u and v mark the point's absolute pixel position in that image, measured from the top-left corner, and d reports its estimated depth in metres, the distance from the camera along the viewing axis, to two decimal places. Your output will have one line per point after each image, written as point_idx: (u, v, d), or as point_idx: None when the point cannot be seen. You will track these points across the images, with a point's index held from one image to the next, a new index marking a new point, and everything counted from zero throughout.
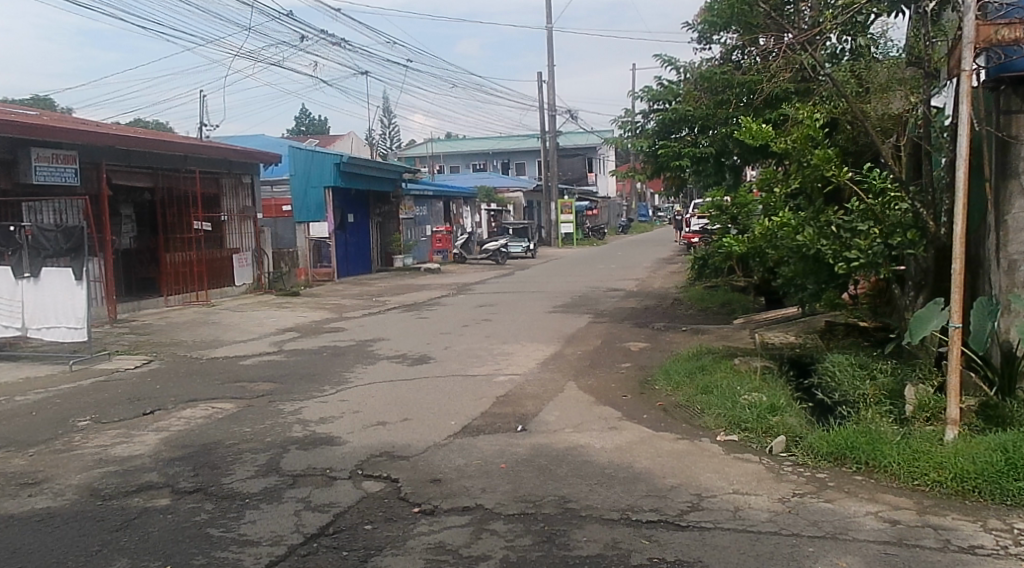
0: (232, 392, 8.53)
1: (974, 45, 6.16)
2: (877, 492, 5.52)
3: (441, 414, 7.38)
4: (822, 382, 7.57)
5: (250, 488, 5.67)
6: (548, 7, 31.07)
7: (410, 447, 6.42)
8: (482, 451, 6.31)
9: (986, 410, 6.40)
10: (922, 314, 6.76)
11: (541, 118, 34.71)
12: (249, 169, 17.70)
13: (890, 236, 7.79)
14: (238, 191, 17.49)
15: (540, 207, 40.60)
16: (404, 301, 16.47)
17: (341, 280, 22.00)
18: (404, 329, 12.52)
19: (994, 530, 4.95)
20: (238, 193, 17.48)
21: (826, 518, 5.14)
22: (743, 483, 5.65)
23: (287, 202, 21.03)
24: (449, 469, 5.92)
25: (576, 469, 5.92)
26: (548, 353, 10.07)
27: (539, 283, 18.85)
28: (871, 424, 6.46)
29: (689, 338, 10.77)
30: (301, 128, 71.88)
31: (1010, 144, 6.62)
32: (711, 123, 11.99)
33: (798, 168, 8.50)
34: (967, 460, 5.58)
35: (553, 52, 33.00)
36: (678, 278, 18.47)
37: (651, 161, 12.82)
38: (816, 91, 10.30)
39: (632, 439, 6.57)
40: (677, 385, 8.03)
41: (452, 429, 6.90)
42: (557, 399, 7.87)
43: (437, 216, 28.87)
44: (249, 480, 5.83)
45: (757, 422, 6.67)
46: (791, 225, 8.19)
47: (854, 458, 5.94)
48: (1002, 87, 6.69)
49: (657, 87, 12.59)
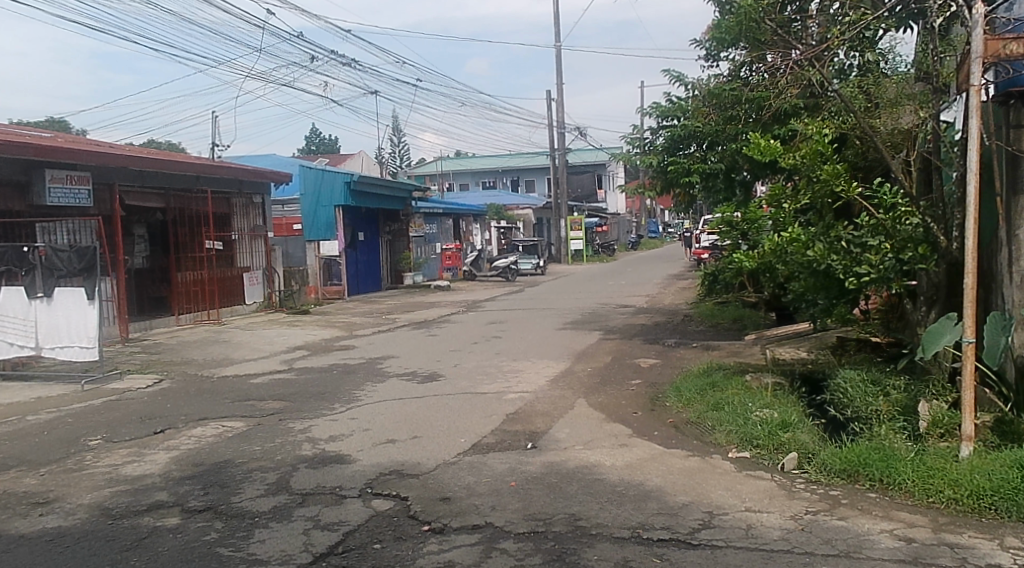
0: (243, 410, 8.54)
1: (982, 60, 6.13)
2: (891, 509, 5.47)
3: (451, 431, 7.37)
4: (834, 399, 7.52)
5: (260, 506, 5.67)
6: (557, 25, 31.23)
7: (420, 465, 6.41)
8: (493, 469, 6.29)
9: (1000, 426, 6.36)
10: (934, 329, 6.71)
11: (550, 135, 34.82)
12: (259, 189, 17.79)
13: (900, 251, 7.82)
14: (249, 211, 17.59)
15: (549, 224, 40.64)
16: (415, 318, 16.48)
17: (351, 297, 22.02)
18: (415, 346, 12.52)
19: (1011, 549, 4.89)
20: (249, 213, 17.58)
21: (839, 536, 5.09)
22: (755, 501, 5.61)
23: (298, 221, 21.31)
24: (459, 488, 5.90)
25: (587, 486, 5.89)
26: (559, 370, 10.05)
27: (550, 300, 18.82)
28: (884, 440, 6.42)
29: (700, 354, 10.74)
30: (311, 147, 72.34)
31: (1020, 158, 6.59)
32: (720, 139, 12.01)
33: (807, 184, 8.49)
34: (982, 477, 5.53)
35: (561, 70, 33.14)
36: (688, 294, 18.44)
37: (661, 177, 12.84)
38: (825, 107, 10.31)
39: (644, 457, 6.53)
40: (688, 401, 7.99)
41: (462, 447, 6.88)
42: (568, 416, 7.85)
43: (446, 234, 28.92)
44: (259, 498, 5.82)
45: (769, 438, 6.63)
46: (801, 241, 8.17)
47: (867, 474, 5.89)
48: (1012, 102, 6.68)
49: (666, 103, 12.62)
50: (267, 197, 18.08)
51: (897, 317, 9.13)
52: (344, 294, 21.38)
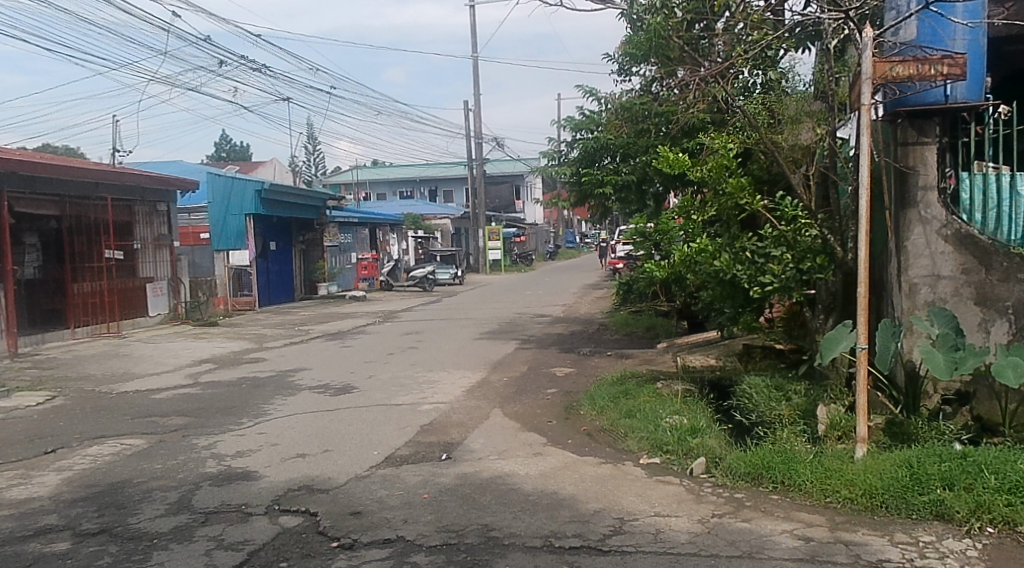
0: (143, 427, 8.37)
1: (872, 80, 6.38)
2: (792, 510, 5.71)
3: (362, 444, 7.38)
4: (740, 404, 7.79)
5: (158, 527, 5.59)
6: (474, 36, 31.40)
7: (330, 480, 6.40)
8: (405, 482, 6.33)
9: (892, 427, 6.69)
10: (832, 336, 7.00)
11: (467, 145, 34.94)
12: (163, 196, 17.48)
13: (800, 261, 8.17)
14: (153, 219, 17.25)
15: (467, 234, 40.71)
16: (329, 330, 16.35)
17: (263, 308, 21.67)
18: (326, 358, 12.44)
19: (901, 544, 5.17)
20: (152, 220, 17.24)
21: (743, 537, 5.29)
22: (664, 506, 5.78)
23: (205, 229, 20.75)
24: (370, 501, 5.92)
25: (500, 496, 5.98)
26: (474, 380, 10.13)
27: (468, 310, 18.89)
28: (786, 444, 6.68)
29: (614, 362, 10.94)
30: (222, 155, 70.96)
31: (907, 174, 6.98)
32: (632, 151, 12.28)
33: (714, 197, 8.75)
34: (874, 477, 5.80)
35: (478, 81, 33.31)
36: (604, 304, 18.74)
37: (576, 188, 13.06)
38: (731, 122, 10.64)
39: (556, 465, 6.65)
40: (601, 409, 8.16)
41: (374, 460, 6.90)
42: (482, 426, 7.93)
43: (362, 244, 28.73)
44: (158, 519, 5.74)
45: (678, 444, 6.83)
46: (709, 251, 8.51)
47: (770, 477, 6.11)
48: (899, 120, 7.05)
49: (579, 116, 12.84)
50: (172, 205, 17.76)
51: (796, 323, 9.50)
52: (253, 305, 20.99)
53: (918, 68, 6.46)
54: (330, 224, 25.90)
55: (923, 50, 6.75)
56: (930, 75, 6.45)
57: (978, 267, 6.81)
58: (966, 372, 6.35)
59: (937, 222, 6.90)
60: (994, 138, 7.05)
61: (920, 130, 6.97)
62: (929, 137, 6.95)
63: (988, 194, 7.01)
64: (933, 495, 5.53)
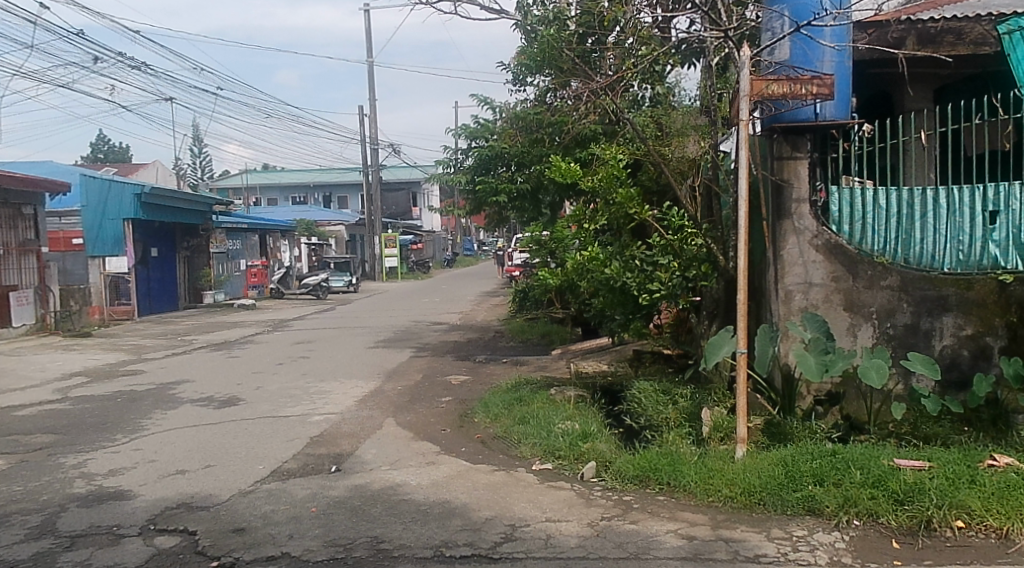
0: (6, 446, 8.07)
1: (749, 97, 6.68)
2: (677, 510, 5.95)
3: (246, 458, 7.31)
4: (631, 409, 8.06)
5: (18, 555, 5.42)
6: (368, 41, 31.23)
7: (212, 496, 6.33)
8: (292, 496, 6.32)
9: (770, 427, 7.04)
10: (714, 341, 7.28)
11: (362, 151, 34.70)
12: (29, 199, 16.94)
13: (686, 269, 8.50)
14: (18, 223, 16.67)
15: (362, 240, 40.37)
16: (215, 340, 16.03)
17: (143, 318, 21.02)
18: (209, 369, 12.21)
19: (776, 539, 5.46)
20: (17, 224, 16.65)
21: (629, 539, 5.50)
22: (555, 511, 5.94)
23: (77, 236, 20.02)
24: (254, 517, 5.90)
25: (391, 508, 6.04)
26: (367, 390, 10.13)
27: (364, 319, 18.78)
28: (672, 446, 6.95)
29: (509, 369, 11.10)
30: (102, 157, 68.36)
31: (782, 187, 7.39)
32: (526, 160, 12.48)
33: (604, 207, 8.98)
34: (752, 476, 6.11)
35: (372, 87, 33.12)
36: (501, 311, 18.91)
37: (471, 196, 13.19)
38: (619, 133, 10.94)
39: (449, 474, 6.75)
40: (495, 416, 8.29)
41: (259, 474, 6.85)
42: (374, 436, 7.96)
43: (251, 250, 28.19)
44: (18, 545, 5.57)
45: (569, 449, 7.02)
46: (600, 259, 8.75)
47: (656, 479, 6.35)
48: (775, 136, 7.45)
49: (474, 125, 12.98)
50: (39, 208, 17.22)
51: (685, 329, 9.74)
52: (132, 315, 20.41)
53: (790, 86, 6.76)
54: (217, 230, 25.33)
55: (795, 71, 7.12)
56: (803, 94, 6.76)
57: (846, 275, 7.25)
58: (836, 373, 6.80)
59: (809, 232, 7.33)
60: (858, 153, 7.47)
61: (793, 145, 7.37)
62: (802, 152, 7.36)
63: (855, 206, 7.48)
64: (805, 491, 5.86)
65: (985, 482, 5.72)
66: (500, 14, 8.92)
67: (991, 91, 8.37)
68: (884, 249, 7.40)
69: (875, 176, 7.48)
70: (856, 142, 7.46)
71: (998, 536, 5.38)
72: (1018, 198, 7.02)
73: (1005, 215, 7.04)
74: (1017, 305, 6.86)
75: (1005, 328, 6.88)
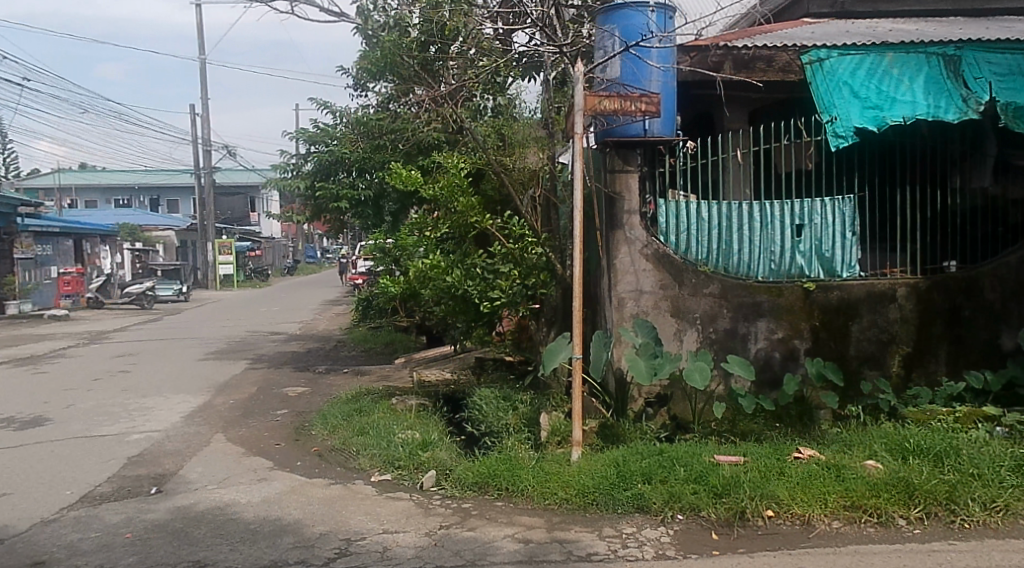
0: None
1: (584, 113, 6.91)
2: (514, 515, 6.09)
3: (53, 484, 6.94)
4: (472, 416, 8.17)
5: None
6: (201, 39, 30.13)
7: (9, 529, 5.99)
8: (105, 522, 6.06)
9: (604, 429, 7.32)
10: (552, 348, 7.39)
11: (196, 153, 33.43)
12: None
13: (526, 278, 8.68)
14: None
15: (194, 247, 38.83)
16: (22, 355, 14.99)
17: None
18: (14, 388, 11.44)
19: (607, 537, 5.70)
20: None
21: (467, 546, 5.59)
22: (391, 522, 5.97)
23: None
24: (58, 549, 5.63)
25: (216, 528, 5.91)
26: (196, 405, 9.79)
27: (195, 330, 18.09)
28: (511, 451, 7.10)
29: (349, 380, 10.99)
30: None
31: (615, 199, 7.72)
32: (368, 167, 12.39)
33: (447, 215, 9.03)
34: (586, 477, 6.34)
35: (205, 87, 31.97)
36: (342, 320, 18.65)
37: (310, 202, 12.97)
38: (460, 142, 11.05)
39: (283, 490, 6.65)
40: (334, 429, 8.21)
41: (66, 501, 6.53)
42: (201, 454, 7.73)
43: (66, 256, 26.57)
44: None
45: (409, 459, 7.04)
46: (441, 267, 8.75)
47: (495, 485, 6.47)
48: (608, 150, 7.75)
49: (313, 129, 12.73)
50: None
51: (526, 336, 9.84)
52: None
53: (621, 102, 7.00)
54: (25, 235, 23.75)
55: (625, 88, 7.42)
56: (634, 112, 7.04)
57: (673, 282, 7.68)
58: (663, 376, 7.12)
59: (639, 242, 7.68)
60: (683, 169, 7.86)
61: (625, 159, 7.70)
62: (632, 166, 7.70)
63: (681, 218, 7.87)
64: (634, 489, 6.13)
65: (792, 473, 6.17)
66: (341, 16, 8.87)
67: (799, 115, 8.85)
68: (706, 258, 7.86)
69: (698, 191, 7.89)
70: (681, 157, 7.84)
71: (802, 523, 5.81)
72: (819, 214, 7.84)
73: (809, 228, 7.84)
74: (819, 310, 7.68)
75: (810, 330, 7.68)
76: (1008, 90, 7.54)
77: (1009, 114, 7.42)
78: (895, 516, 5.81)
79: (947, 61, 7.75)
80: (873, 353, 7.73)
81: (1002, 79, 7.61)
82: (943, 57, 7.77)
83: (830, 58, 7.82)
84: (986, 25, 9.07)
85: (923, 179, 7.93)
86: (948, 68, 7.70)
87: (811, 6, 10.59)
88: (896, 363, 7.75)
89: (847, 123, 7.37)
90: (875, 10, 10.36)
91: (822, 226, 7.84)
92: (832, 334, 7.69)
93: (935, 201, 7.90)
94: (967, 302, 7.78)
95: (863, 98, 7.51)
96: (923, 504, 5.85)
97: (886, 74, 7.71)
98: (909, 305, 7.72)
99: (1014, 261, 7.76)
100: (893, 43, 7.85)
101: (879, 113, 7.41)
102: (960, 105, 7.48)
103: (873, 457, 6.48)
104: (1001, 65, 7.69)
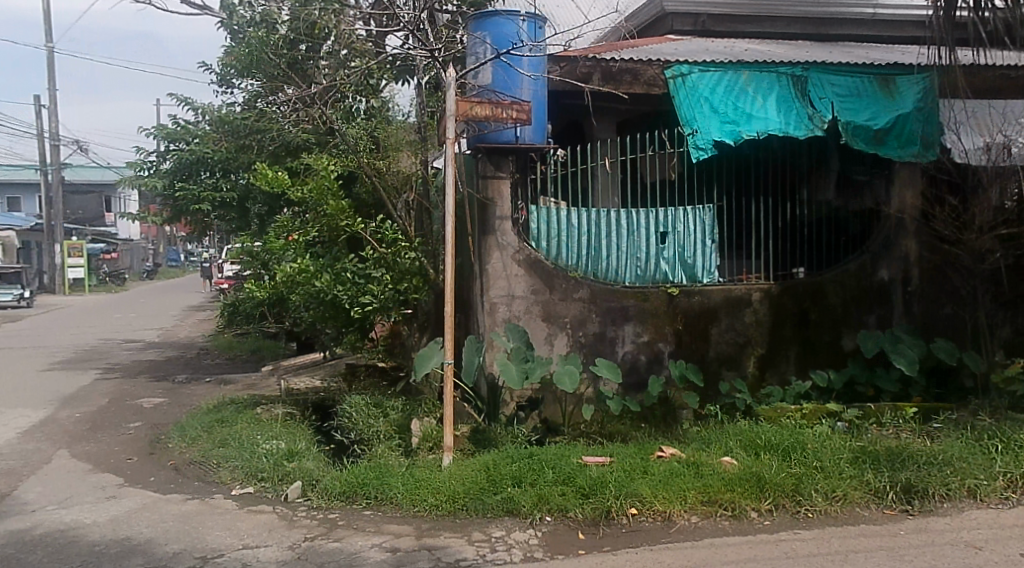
0: None
1: (455, 117, 6.90)
2: (382, 523, 6.04)
3: None
4: (341, 424, 8.03)
5: None
6: (49, 28, 28.53)
7: None
8: None
9: (476, 434, 7.36)
10: (423, 353, 7.32)
11: (42, 148, 31.61)
12: None
13: (399, 283, 8.61)
14: None
15: (40, 249, 36.68)
16: None
17: None
18: None
19: (476, 542, 5.72)
20: None
21: (331, 558, 5.51)
22: (252, 536, 5.82)
23: None
24: None
25: (54, 553, 5.63)
26: (39, 420, 9.25)
27: (43, 338, 17.09)
28: (381, 459, 7.02)
29: (211, 390, 10.62)
30: None
31: (487, 205, 7.75)
32: (232, 167, 12.02)
33: (316, 217, 8.83)
34: (457, 483, 6.34)
35: (53, 78, 30.27)
36: (204, 327, 18.02)
37: (170, 203, 12.48)
38: (329, 145, 10.87)
39: (135, 507, 6.38)
40: (192, 440, 7.92)
41: None
42: (42, 472, 7.31)
43: None
44: None
45: (274, 471, 6.86)
46: (309, 272, 8.65)
47: (364, 493, 6.38)
48: (480, 156, 7.77)
49: (172, 127, 12.25)
50: None
51: (398, 342, 9.80)
52: None
53: (492, 109, 7.01)
54: None
55: (496, 95, 7.46)
56: (502, 118, 7.01)
57: (544, 287, 7.79)
58: (534, 380, 7.23)
59: (511, 247, 7.74)
60: (553, 176, 7.97)
61: (496, 165, 7.74)
62: (504, 173, 7.74)
63: (551, 224, 7.97)
64: (504, 493, 6.18)
65: (654, 471, 6.36)
66: (203, 10, 8.59)
67: (664, 127, 9.09)
68: (577, 263, 8.02)
69: (568, 198, 8.00)
70: (552, 165, 7.93)
71: (663, 519, 5.99)
72: (682, 223, 8.21)
73: (672, 236, 8.19)
74: (681, 315, 7.99)
75: (673, 334, 7.98)
76: (847, 109, 8.23)
77: (848, 131, 8.16)
78: (747, 508, 6.07)
79: (794, 81, 8.24)
80: (731, 355, 8.12)
81: (843, 99, 8.26)
82: (791, 78, 8.24)
83: (689, 73, 8.12)
84: (831, 49, 9.65)
85: (772, 190, 8.42)
86: (796, 88, 8.23)
87: (674, 23, 10.63)
88: (751, 363, 8.18)
89: (707, 135, 7.82)
90: (733, 30, 10.80)
91: (684, 234, 8.21)
92: (693, 337, 8.02)
93: (786, 212, 8.43)
94: (812, 306, 8.28)
95: (721, 112, 7.95)
96: (772, 496, 6.15)
97: (741, 92, 8.11)
98: (762, 309, 8.16)
99: (853, 268, 8.35)
100: (748, 61, 8.19)
101: (736, 128, 7.89)
102: (806, 122, 8.13)
103: (729, 454, 6.76)
104: (842, 85, 8.30)
